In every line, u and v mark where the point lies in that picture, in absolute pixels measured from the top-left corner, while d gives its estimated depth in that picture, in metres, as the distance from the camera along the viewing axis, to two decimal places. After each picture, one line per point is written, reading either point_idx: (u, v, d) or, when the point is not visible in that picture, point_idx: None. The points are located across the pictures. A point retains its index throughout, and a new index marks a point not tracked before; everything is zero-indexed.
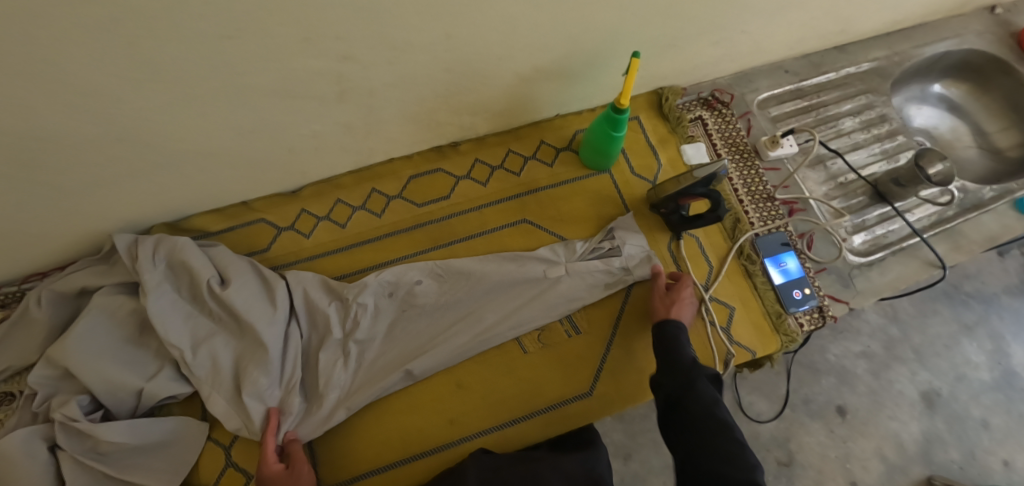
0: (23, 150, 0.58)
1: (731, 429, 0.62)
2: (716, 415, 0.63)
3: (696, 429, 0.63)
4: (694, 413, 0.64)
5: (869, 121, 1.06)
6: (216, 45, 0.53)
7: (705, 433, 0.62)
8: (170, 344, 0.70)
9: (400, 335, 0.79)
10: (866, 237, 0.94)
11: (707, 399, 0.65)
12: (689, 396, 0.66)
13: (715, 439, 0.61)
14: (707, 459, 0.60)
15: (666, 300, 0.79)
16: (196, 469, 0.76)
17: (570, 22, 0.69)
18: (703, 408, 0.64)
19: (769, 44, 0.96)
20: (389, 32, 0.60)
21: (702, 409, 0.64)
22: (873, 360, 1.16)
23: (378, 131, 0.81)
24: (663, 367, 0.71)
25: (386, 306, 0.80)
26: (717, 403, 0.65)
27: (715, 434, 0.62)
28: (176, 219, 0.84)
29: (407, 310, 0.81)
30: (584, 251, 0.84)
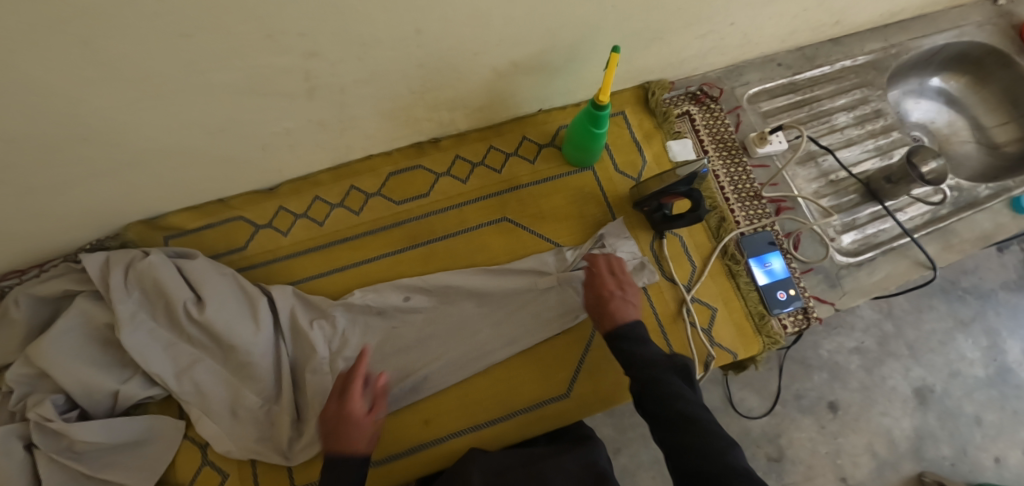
0: None
1: (698, 419, 0.58)
2: (680, 409, 0.59)
3: (663, 427, 0.60)
4: (659, 411, 0.61)
5: (863, 117, 1.03)
6: (173, 44, 0.51)
7: (671, 430, 0.59)
8: (152, 376, 0.71)
9: (392, 352, 0.78)
10: (855, 236, 0.92)
11: (666, 393, 0.62)
12: (650, 396, 0.63)
13: (682, 434, 0.57)
14: (679, 457, 0.57)
15: (600, 307, 0.74)
16: (173, 467, 0.76)
17: (547, 16, 0.67)
18: (665, 404, 0.61)
19: (759, 36, 0.93)
20: (357, 28, 0.58)
21: (664, 406, 0.61)
22: (867, 356, 1.14)
23: (355, 127, 0.79)
24: (632, 369, 0.67)
25: (376, 324, 0.79)
26: (682, 396, 0.61)
27: (679, 429, 0.58)
28: (153, 217, 0.84)
29: (397, 328, 0.79)
30: (575, 260, 0.82)
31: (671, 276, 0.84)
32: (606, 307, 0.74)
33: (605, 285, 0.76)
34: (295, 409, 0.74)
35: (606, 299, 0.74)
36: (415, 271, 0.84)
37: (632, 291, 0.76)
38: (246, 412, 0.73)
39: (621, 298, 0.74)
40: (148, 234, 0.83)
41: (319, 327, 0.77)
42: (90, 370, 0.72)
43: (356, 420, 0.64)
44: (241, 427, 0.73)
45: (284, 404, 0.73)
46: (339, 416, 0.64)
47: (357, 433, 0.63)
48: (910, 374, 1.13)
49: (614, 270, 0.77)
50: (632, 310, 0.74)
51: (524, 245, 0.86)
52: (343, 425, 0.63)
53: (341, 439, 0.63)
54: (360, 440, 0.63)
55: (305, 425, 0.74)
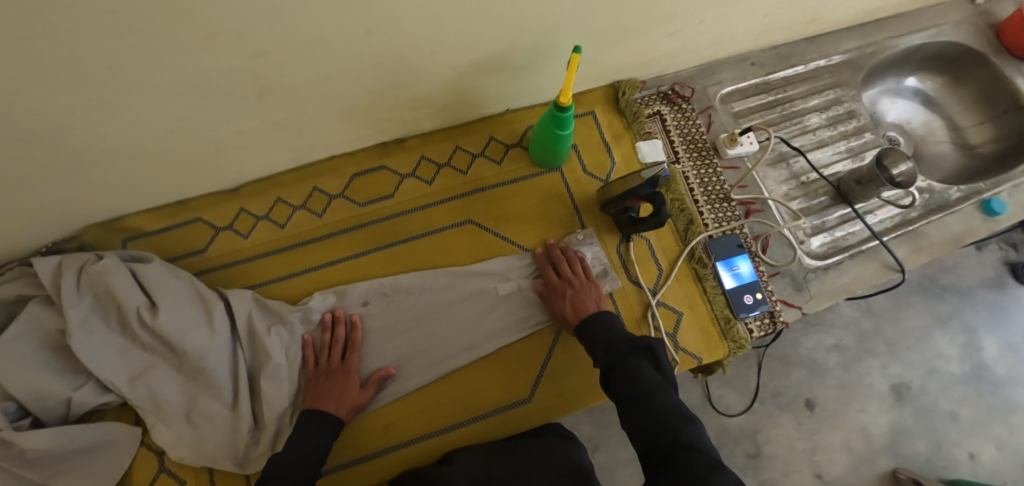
0: None
1: (657, 397, 0.58)
2: (637, 391, 0.59)
3: (625, 409, 0.60)
4: (623, 395, 0.61)
5: (836, 118, 1.02)
6: (109, 45, 0.49)
7: (632, 412, 0.59)
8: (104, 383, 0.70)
9: None
10: (824, 239, 0.91)
11: (629, 376, 0.62)
12: (616, 379, 0.63)
13: (641, 414, 0.57)
14: (640, 437, 0.57)
15: (564, 304, 0.76)
16: (129, 473, 0.75)
17: (504, 15, 0.65)
18: (628, 387, 0.61)
19: (731, 34, 0.92)
20: (304, 28, 0.56)
21: (627, 389, 0.61)
22: (845, 353, 1.14)
23: (313, 128, 0.77)
24: (598, 354, 0.68)
25: None
26: (641, 378, 0.61)
27: (635, 410, 0.58)
28: (109, 219, 0.82)
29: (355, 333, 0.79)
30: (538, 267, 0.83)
31: (637, 280, 0.83)
32: (570, 310, 0.75)
33: (562, 289, 0.78)
34: (251, 416, 0.73)
35: (569, 296, 0.76)
36: (376, 275, 0.83)
37: (589, 284, 0.78)
38: (201, 420, 0.72)
39: (579, 295, 0.76)
40: (105, 237, 0.82)
41: (277, 333, 0.76)
42: (43, 377, 0.71)
43: (345, 378, 0.72)
44: (196, 433, 0.72)
45: (239, 411, 0.72)
46: (328, 375, 0.73)
47: (345, 391, 0.71)
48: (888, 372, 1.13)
49: (564, 271, 0.79)
50: (594, 301, 0.76)
51: (489, 248, 0.85)
52: (332, 383, 0.72)
53: (332, 393, 0.70)
54: (348, 398, 0.71)
55: (261, 432, 0.74)
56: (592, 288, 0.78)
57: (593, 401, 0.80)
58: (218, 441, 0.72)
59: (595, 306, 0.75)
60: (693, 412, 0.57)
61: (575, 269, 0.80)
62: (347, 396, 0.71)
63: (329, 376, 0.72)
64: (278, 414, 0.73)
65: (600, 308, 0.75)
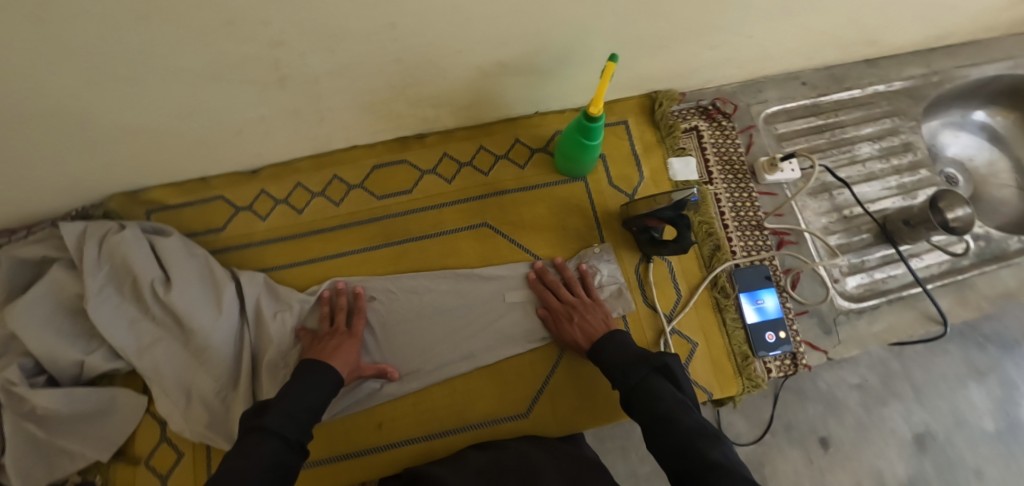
0: None
1: (680, 420, 0.56)
2: (660, 411, 0.58)
3: (650, 433, 0.58)
4: (644, 418, 0.59)
5: (890, 149, 0.95)
6: (130, 26, 0.50)
7: (658, 437, 0.57)
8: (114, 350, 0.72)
9: None
10: (861, 280, 0.85)
11: (648, 398, 0.60)
12: (635, 402, 0.61)
13: (667, 439, 0.56)
14: (669, 461, 0.55)
15: (571, 329, 0.73)
16: (132, 439, 0.77)
17: (532, 18, 0.62)
18: (649, 409, 0.59)
19: (780, 51, 0.86)
20: (324, 19, 0.55)
21: (648, 411, 0.59)
22: (867, 393, 1.03)
23: (333, 118, 0.76)
24: (613, 374, 0.66)
25: None
26: (661, 397, 0.60)
27: (660, 432, 0.57)
28: (135, 190, 0.84)
29: None
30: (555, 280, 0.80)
31: (653, 304, 0.79)
32: (579, 336, 0.72)
33: (567, 314, 0.75)
34: (251, 396, 0.73)
35: (574, 322, 0.73)
36: (384, 271, 0.82)
37: (593, 303, 0.75)
38: (199, 396, 0.73)
39: (585, 318, 0.73)
40: (129, 207, 0.83)
41: (281, 319, 0.77)
42: (57, 338, 0.73)
43: (351, 338, 0.72)
44: (195, 410, 0.73)
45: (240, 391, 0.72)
46: (333, 336, 0.72)
47: (349, 350, 0.70)
48: (911, 417, 1.02)
49: (565, 295, 0.76)
50: (602, 321, 0.73)
51: (501, 255, 0.82)
52: (337, 342, 0.71)
53: (338, 350, 0.69)
54: (352, 356, 0.70)
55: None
56: (596, 307, 0.75)
57: (593, 423, 0.77)
58: (215, 419, 0.73)
59: (603, 326, 0.72)
60: (720, 431, 0.56)
61: (576, 289, 0.77)
62: (351, 355, 0.70)
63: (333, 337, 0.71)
64: None
65: (609, 327, 0.72)
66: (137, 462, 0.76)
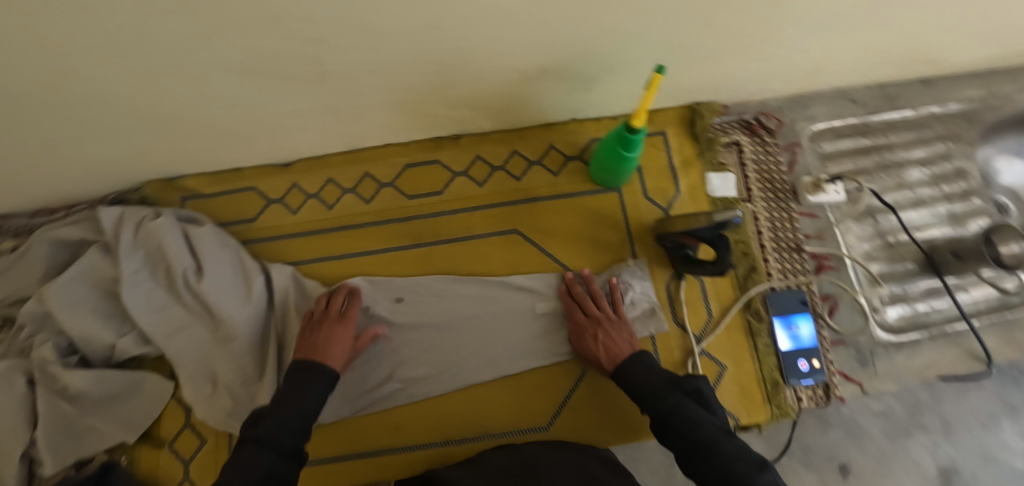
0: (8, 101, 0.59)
1: (721, 445, 0.57)
2: (702, 437, 0.58)
3: (689, 460, 0.58)
4: (682, 445, 0.59)
5: (941, 175, 0.90)
6: (175, 19, 0.49)
7: (700, 464, 0.57)
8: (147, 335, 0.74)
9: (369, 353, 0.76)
10: (903, 311, 0.82)
11: (687, 424, 0.59)
12: (672, 428, 0.60)
13: (709, 467, 0.56)
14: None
15: (594, 346, 0.72)
16: (158, 423, 0.79)
17: (580, 25, 0.60)
18: (688, 436, 0.59)
19: (832, 67, 0.82)
20: (367, 18, 0.53)
21: (688, 437, 0.59)
22: (891, 422, 0.79)
23: (368, 115, 0.76)
24: (643, 397, 0.65)
25: (364, 322, 0.78)
26: (701, 422, 0.59)
27: (702, 458, 0.57)
28: (171, 177, 0.85)
29: (383, 326, 0.78)
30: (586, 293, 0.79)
31: (683, 323, 0.78)
32: (604, 354, 0.71)
33: (592, 330, 0.73)
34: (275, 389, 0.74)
35: (597, 339, 0.72)
36: (411, 272, 0.81)
37: (619, 321, 0.73)
38: (225, 386, 0.74)
39: (611, 336, 0.72)
40: (164, 193, 0.84)
41: None
42: (91, 320, 0.75)
43: (344, 333, 0.70)
44: (220, 398, 0.74)
45: (265, 383, 0.73)
46: (327, 328, 0.70)
47: (343, 346, 0.70)
48: (938, 455, 0.78)
49: (592, 309, 0.74)
50: (627, 342, 0.71)
51: (530, 263, 0.81)
52: (330, 337, 0.69)
53: (331, 346, 0.68)
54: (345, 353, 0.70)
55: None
56: (622, 326, 0.73)
57: (614, 441, 0.76)
58: (239, 409, 0.74)
59: (628, 348, 0.70)
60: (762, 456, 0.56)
61: (603, 305, 0.74)
62: (344, 352, 0.70)
63: (327, 330, 0.70)
64: None
65: (634, 349, 0.70)
66: (161, 445, 0.78)
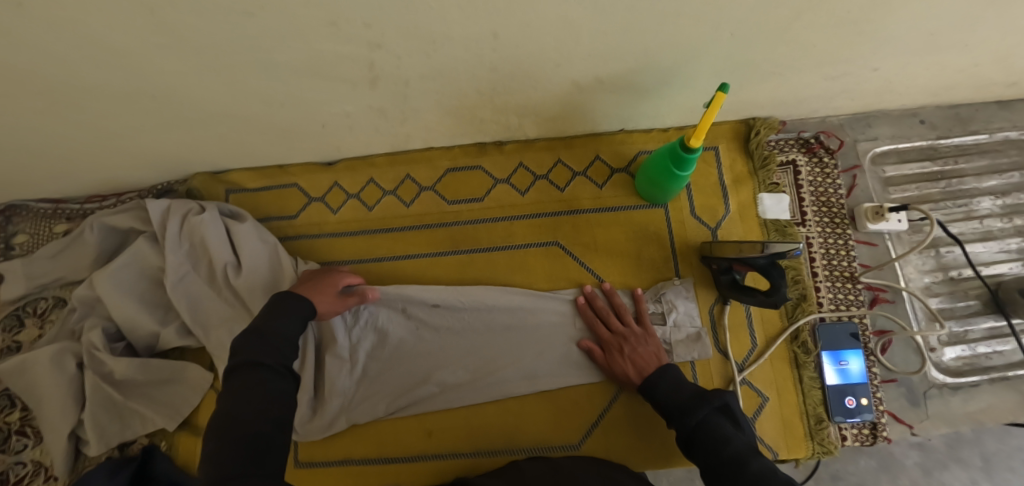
0: (73, 89, 0.60)
1: (749, 462, 0.52)
2: (728, 455, 0.54)
3: (716, 479, 0.54)
4: (709, 462, 0.55)
5: (1015, 207, 0.83)
6: (235, 19, 0.49)
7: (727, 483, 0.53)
8: (190, 326, 0.75)
9: (402, 358, 0.76)
10: (961, 352, 0.78)
11: (713, 439, 0.56)
12: (699, 444, 0.57)
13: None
14: None
15: (619, 361, 0.71)
16: (196, 411, 0.80)
17: (646, 37, 0.57)
18: (715, 451, 0.55)
19: (907, 87, 0.76)
20: (426, 24, 0.51)
21: (713, 454, 0.55)
22: (928, 454, 0.76)
23: (415, 119, 0.74)
24: (670, 411, 0.63)
25: (400, 325, 0.77)
26: (730, 439, 0.56)
27: (728, 476, 0.53)
28: (217, 170, 0.87)
29: (421, 330, 0.77)
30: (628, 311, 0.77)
31: (725, 350, 0.75)
32: (630, 370, 0.69)
33: (618, 345, 0.72)
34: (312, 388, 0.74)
35: (623, 352, 0.71)
36: (450, 277, 0.81)
37: (644, 334, 0.72)
38: None
39: (637, 351, 0.70)
40: (210, 187, 0.86)
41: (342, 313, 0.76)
42: (139, 308, 0.77)
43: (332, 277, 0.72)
44: None
45: (303, 382, 0.73)
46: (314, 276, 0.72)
47: (329, 287, 0.70)
48: None
49: (615, 324, 0.73)
50: (653, 355, 0.70)
51: (571, 278, 0.80)
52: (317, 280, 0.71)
53: (317, 286, 0.70)
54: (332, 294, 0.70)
55: (318, 407, 0.74)
56: (648, 340, 0.72)
57: (647, 466, 0.75)
58: None
59: (655, 361, 0.69)
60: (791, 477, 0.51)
61: (627, 319, 0.73)
62: (331, 293, 0.70)
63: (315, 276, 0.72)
64: (341, 392, 0.74)
65: (661, 362, 0.69)
66: (197, 433, 0.79)
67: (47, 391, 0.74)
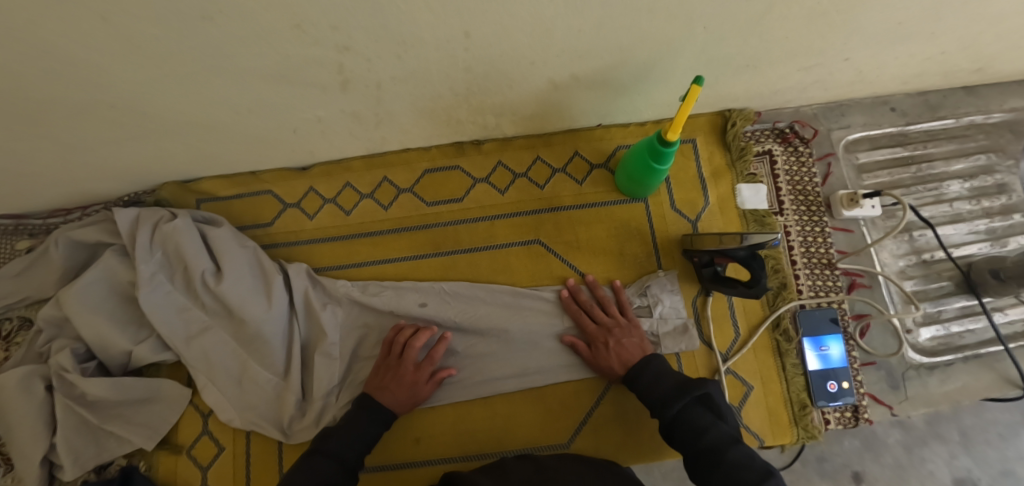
0: (26, 102, 0.57)
1: (723, 452, 0.55)
2: (703, 447, 0.56)
3: (694, 467, 0.57)
4: (688, 452, 0.58)
5: (982, 189, 0.86)
6: (195, 25, 0.47)
7: (704, 473, 0.55)
8: (164, 338, 0.73)
9: None
10: (936, 332, 0.80)
11: (690, 431, 0.58)
12: (677, 435, 0.59)
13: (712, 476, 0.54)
14: None
15: (604, 355, 0.71)
16: (176, 428, 0.79)
17: (620, 34, 0.57)
18: (693, 442, 0.57)
19: (878, 76, 0.78)
20: (396, 25, 0.50)
21: (691, 444, 0.57)
22: (909, 432, 0.77)
23: (391, 122, 0.73)
24: (653, 404, 0.63)
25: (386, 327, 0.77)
26: (707, 428, 0.57)
27: (704, 466, 0.55)
28: (187, 179, 0.84)
29: None
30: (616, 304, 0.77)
31: (709, 341, 0.76)
32: (615, 362, 0.70)
33: (603, 338, 0.72)
34: (300, 388, 0.74)
35: (607, 346, 0.71)
36: (433, 278, 0.80)
37: (629, 325, 0.72)
38: (251, 385, 0.74)
39: (622, 343, 0.70)
40: (181, 196, 0.83)
41: (331, 310, 0.76)
42: (109, 325, 0.74)
43: (413, 387, 0.70)
44: (242, 396, 0.74)
45: (291, 382, 0.73)
46: (396, 377, 0.70)
47: (409, 397, 0.70)
48: (956, 468, 0.76)
49: (600, 317, 0.73)
50: (638, 346, 0.70)
51: (555, 276, 0.80)
52: (399, 386, 0.69)
53: (395, 398, 0.69)
54: (408, 404, 0.70)
55: (307, 405, 0.74)
56: (633, 331, 0.72)
57: (636, 460, 0.75)
58: (267, 403, 0.74)
59: (640, 353, 0.69)
60: (768, 463, 0.54)
61: (612, 311, 0.74)
62: (408, 404, 0.70)
63: (397, 380, 0.70)
64: (326, 391, 0.73)
65: (646, 353, 0.69)
66: (179, 451, 0.78)
67: (16, 417, 0.71)
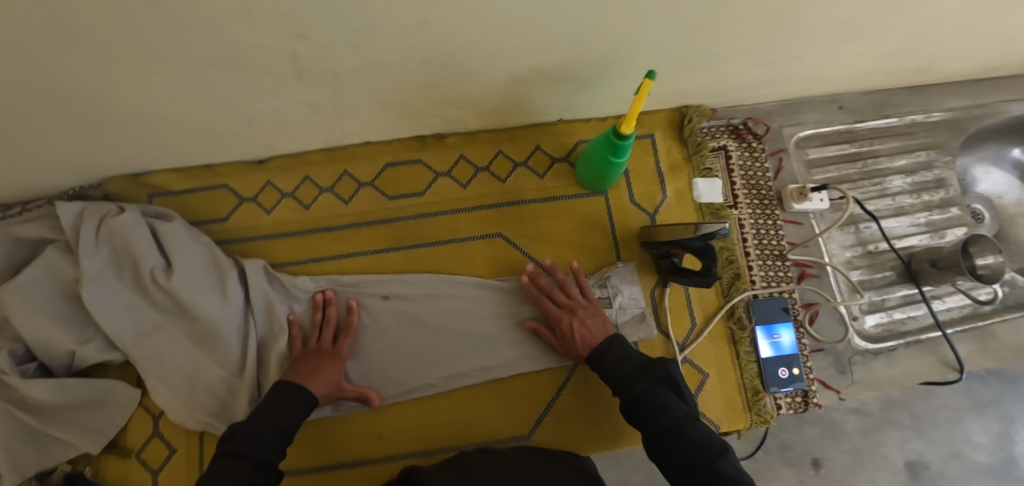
0: None
1: (686, 430, 0.57)
2: (666, 426, 0.58)
3: (654, 444, 0.58)
4: (649, 431, 0.59)
5: (923, 184, 0.91)
6: (136, 10, 0.46)
7: (664, 450, 0.57)
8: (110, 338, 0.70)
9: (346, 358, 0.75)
10: (880, 320, 0.84)
11: (652, 410, 0.59)
12: (639, 415, 0.60)
13: (674, 452, 0.57)
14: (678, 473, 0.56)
15: (568, 337, 0.70)
16: (126, 431, 0.76)
17: (574, 28, 0.57)
18: (654, 422, 0.59)
19: (826, 74, 0.81)
20: (348, 13, 0.50)
21: (652, 422, 0.59)
22: (865, 418, 0.81)
23: (350, 114, 0.72)
24: (616, 384, 0.63)
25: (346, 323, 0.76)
26: (669, 408, 0.59)
27: (666, 444, 0.57)
28: (137, 173, 0.81)
29: (368, 324, 0.76)
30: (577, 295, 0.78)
31: (666, 330, 0.78)
32: (581, 343, 0.69)
33: (567, 319, 0.71)
34: (255, 386, 0.72)
35: (570, 326, 0.70)
36: (394, 272, 0.80)
37: (592, 306, 0.72)
38: (204, 384, 0.72)
39: (586, 324, 0.70)
40: (131, 191, 0.81)
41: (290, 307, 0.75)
42: (52, 325, 0.70)
43: (336, 360, 0.70)
44: (193, 395, 0.72)
45: (246, 380, 0.71)
46: (317, 356, 0.70)
47: (332, 374, 0.69)
48: (908, 450, 0.80)
49: (562, 299, 0.72)
50: (602, 327, 0.70)
51: (517, 268, 0.80)
52: (319, 363, 0.69)
53: (317, 372, 0.68)
54: (331, 382, 0.68)
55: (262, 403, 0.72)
56: (596, 311, 0.72)
57: (597, 449, 0.76)
58: (219, 403, 0.71)
59: (604, 334, 0.69)
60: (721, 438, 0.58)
61: (573, 292, 0.73)
62: (332, 381, 0.68)
63: (318, 357, 0.70)
64: None
65: (610, 333, 0.70)
66: (129, 455, 0.75)
67: None
